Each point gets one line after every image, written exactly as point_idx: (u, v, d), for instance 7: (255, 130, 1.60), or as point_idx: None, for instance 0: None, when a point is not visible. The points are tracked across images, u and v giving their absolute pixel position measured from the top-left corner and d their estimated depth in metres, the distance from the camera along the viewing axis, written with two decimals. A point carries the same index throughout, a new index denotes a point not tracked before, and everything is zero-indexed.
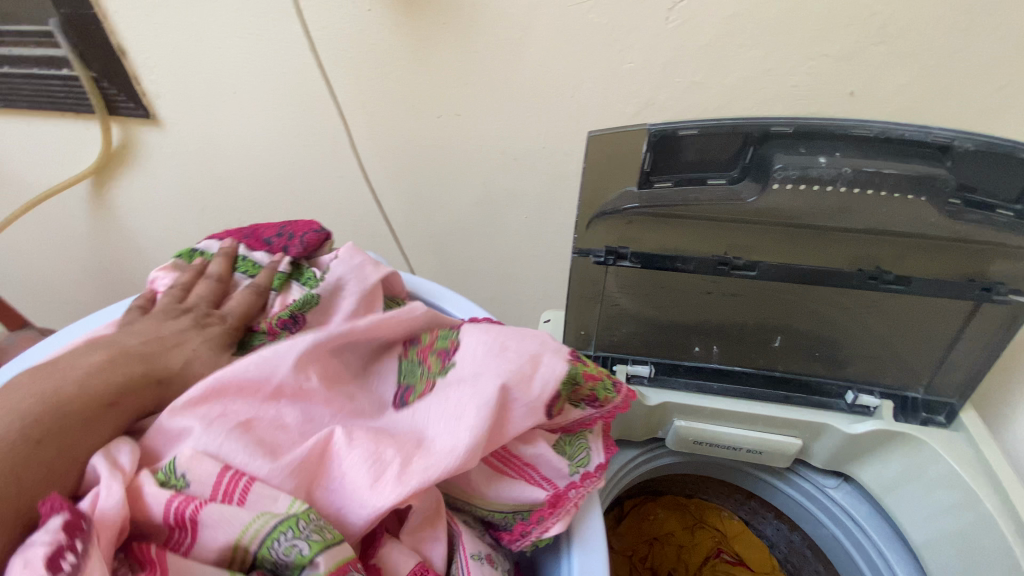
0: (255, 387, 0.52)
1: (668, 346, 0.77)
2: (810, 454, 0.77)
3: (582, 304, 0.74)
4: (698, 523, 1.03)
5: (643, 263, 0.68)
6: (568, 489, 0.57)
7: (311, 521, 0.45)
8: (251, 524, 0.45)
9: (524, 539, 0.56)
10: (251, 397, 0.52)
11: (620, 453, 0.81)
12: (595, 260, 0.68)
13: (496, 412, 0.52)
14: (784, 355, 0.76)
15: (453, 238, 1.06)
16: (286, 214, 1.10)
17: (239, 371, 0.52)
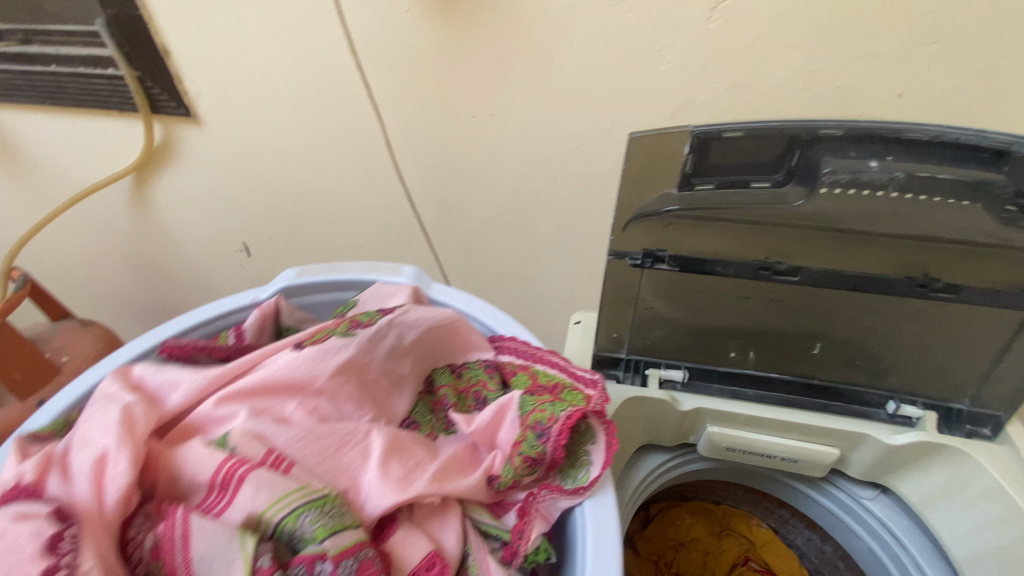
0: (302, 385, 0.63)
1: (702, 350, 0.76)
2: (846, 464, 0.75)
3: (616, 306, 0.73)
4: (725, 530, 1.02)
5: (681, 268, 0.67)
6: (541, 490, 0.61)
7: (331, 506, 0.54)
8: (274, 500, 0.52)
9: (515, 555, 0.59)
10: (292, 391, 0.63)
11: (649, 457, 0.81)
12: (631, 262, 0.68)
13: (504, 424, 0.66)
14: (823, 363, 0.74)
15: (482, 237, 1.07)
16: (320, 211, 1.12)
17: (287, 367, 0.63)
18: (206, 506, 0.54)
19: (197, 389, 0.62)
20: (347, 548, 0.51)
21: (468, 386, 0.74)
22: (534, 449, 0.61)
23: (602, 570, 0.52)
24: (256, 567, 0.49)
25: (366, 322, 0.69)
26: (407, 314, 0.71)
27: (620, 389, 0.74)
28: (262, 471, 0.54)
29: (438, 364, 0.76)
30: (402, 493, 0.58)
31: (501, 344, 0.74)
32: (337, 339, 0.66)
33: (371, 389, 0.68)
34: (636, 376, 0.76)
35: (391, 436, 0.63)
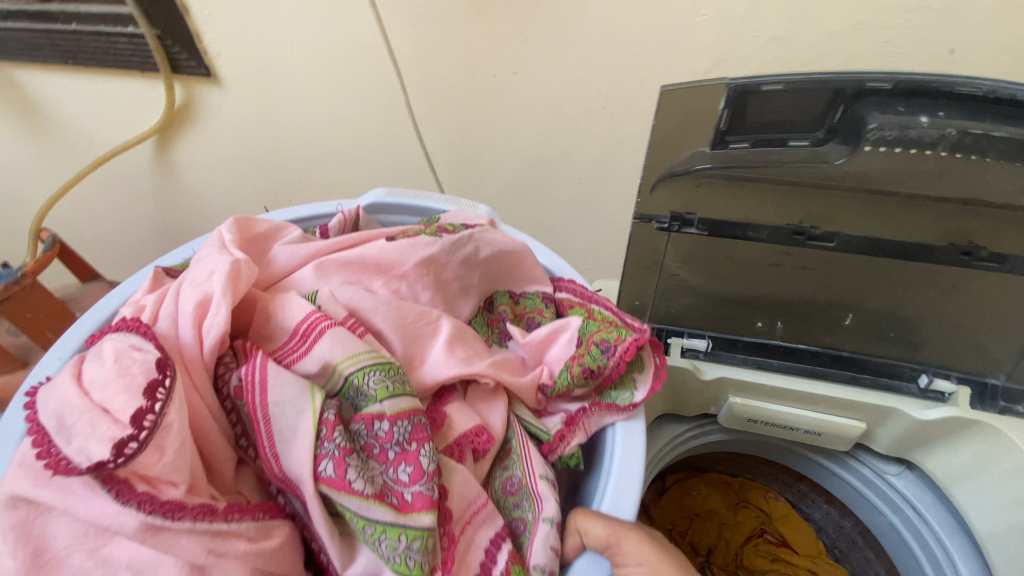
0: (387, 268, 0.65)
1: (727, 320, 0.74)
2: (871, 437, 0.74)
3: (639, 272, 0.72)
4: (741, 502, 1.04)
5: (710, 231, 0.65)
6: (588, 409, 0.63)
7: (395, 373, 0.56)
8: (349, 360, 0.55)
9: (554, 452, 0.62)
10: (380, 270, 0.65)
11: (669, 427, 0.81)
12: (657, 226, 0.65)
13: (559, 343, 0.67)
14: (853, 334, 0.72)
15: (503, 202, 1.05)
16: (340, 174, 1.11)
17: (375, 252, 0.65)
18: (281, 355, 0.57)
19: (310, 254, 0.66)
20: (401, 412, 0.54)
21: (524, 312, 0.73)
22: (596, 363, 0.62)
23: (622, 490, 0.54)
24: (322, 419, 0.52)
25: (450, 230, 0.69)
26: (485, 233, 0.70)
27: None
28: (339, 333, 0.56)
29: (500, 288, 0.75)
30: (457, 367, 0.61)
31: (558, 284, 0.73)
32: (426, 237, 0.67)
33: (447, 289, 0.68)
34: (657, 344, 0.75)
35: (456, 325, 0.64)
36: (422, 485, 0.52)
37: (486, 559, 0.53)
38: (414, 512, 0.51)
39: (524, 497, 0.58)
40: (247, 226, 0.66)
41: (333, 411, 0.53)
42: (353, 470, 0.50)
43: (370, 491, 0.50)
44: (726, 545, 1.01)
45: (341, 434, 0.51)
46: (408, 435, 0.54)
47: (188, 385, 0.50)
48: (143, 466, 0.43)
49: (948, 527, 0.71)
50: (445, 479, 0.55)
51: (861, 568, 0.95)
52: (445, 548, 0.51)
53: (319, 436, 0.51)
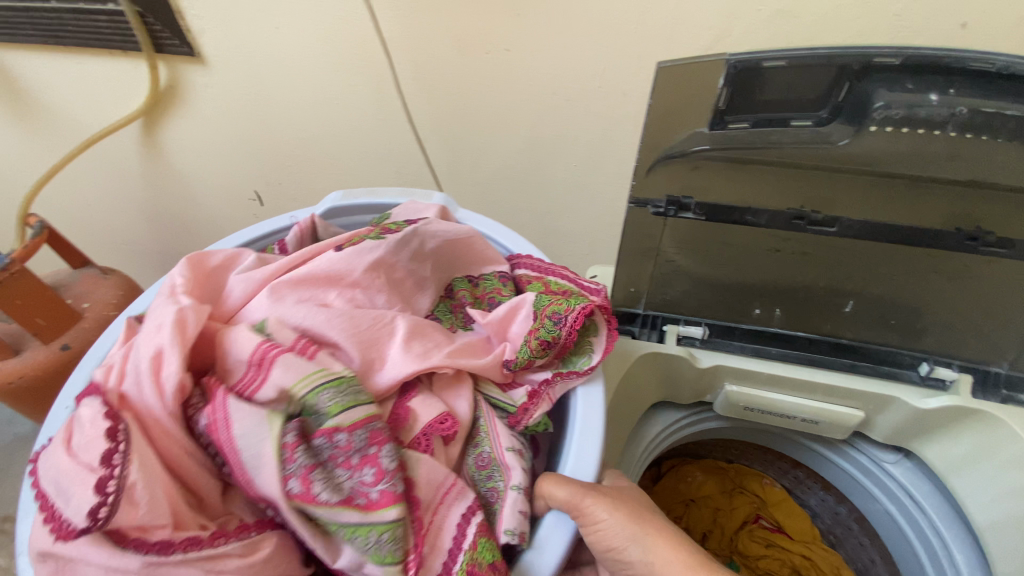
0: (337, 279, 0.66)
1: (725, 306, 0.73)
2: (869, 426, 0.73)
3: (635, 257, 0.70)
4: (737, 488, 1.04)
5: (708, 216, 0.62)
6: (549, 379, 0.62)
7: (347, 387, 0.56)
8: (301, 381, 0.55)
9: (520, 423, 0.62)
10: (332, 284, 0.65)
11: (665, 414, 0.80)
12: (653, 211, 0.63)
13: (517, 317, 0.66)
14: (854, 321, 0.70)
15: (498, 186, 1.02)
16: (331, 157, 1.09)
17: (323, 266, 0.65)
18: (243, 387, 0.55)
19: (263, 278, 0.66)
20: (357, 422, 0.54)
21: (484, 292, 0.74)
22: (550, 334, 0.61)
23: (585, 444, 0.56)
24: (282, 442, 0.52)
25: (394, 230, 0.70)
26: (427, 226, 0.71)
27: (636, 343, 0.71)
28: (290, 359, 0.56)
29: (456, 275, 0.77)
30: (414, 364, 0.61)
31: (517, 262, 0.75)
32: (370, 242, 0.68)
33: (400, 289, 0.70)
34: (652, 332, 0.73)
35: (413, 321, 0.65)
36: (387, 483, 0.52)
37: (456, 535, 0.55)
38: (381, 510, 0.51)
39: (494, 470, 0.59)
40: (200, 264, 0.67)
41: (295, 430, 0.53)
42: (319, 483, 0.51)
43: (337, 501, 0.51)
44: (722, 531, 1.01)
45: (304, 451, 0.52)
46: (364, 441, 0.54)
47: (155, 437, 0.52)
48: (125, 521, 0.46)
49: (946, 515, 0.70)
50: (412, 473, 0.56)
51: (855, 554, 0.95)
52: (416, 537, 0.53)
53: (282, 459, 0.51)
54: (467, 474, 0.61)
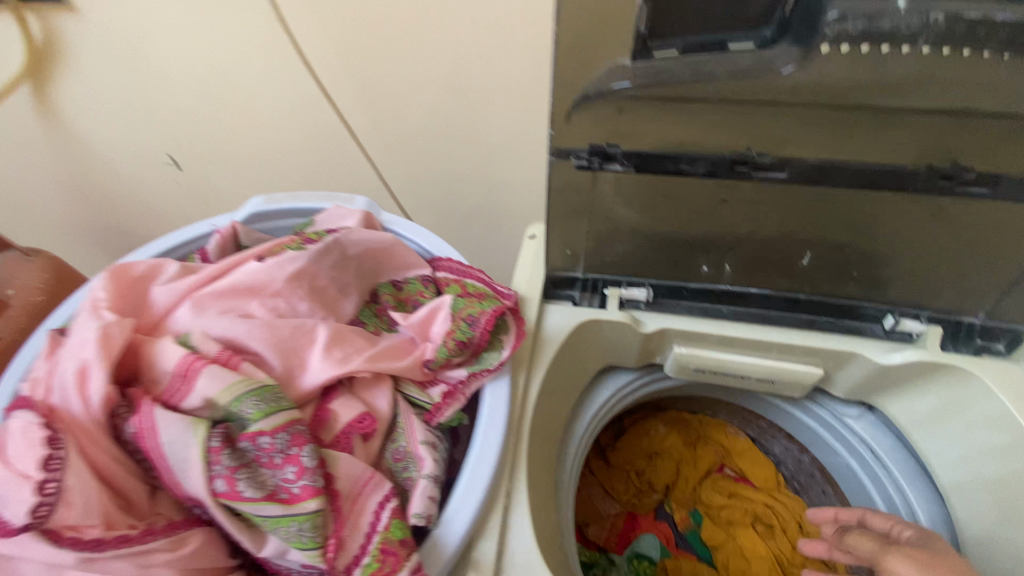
0: (257, 291, 0.56)
1: (670, 264, 0.66)
2: (828, 383, 0.68)
3: (568, 217, 0.60)
4: (701, 439, 1.02)
5: (637, 168, 0.53)
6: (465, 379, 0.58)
7: (272, 393, 0.46)
8: (226, 388, 0.45)
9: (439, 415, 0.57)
10: (254, 295, 0.55)
11: (614, 377, 0.74)
12: (576, 164, 0.53)
13: (437, 320, 0.62)
14: (812, 274, 0.64)
15: (426, 145, 0.92)
16: (236, 115, 0.95)
17: (241, 278, 0.55)
18: (169, 396, 0.46)
19: (185, 290, 0.55)
20: (280, 425, 0.45)
21: (408, 297, 0.66)
22: (466, 334, 0.59)
23: (489, 437, 0.54)
24: (208, 446, 0.43)
25: (315, 240, 0.60)
26: (350, 235, 0.62)
27: (572, 314, 0.65)
28: (214, 367, 0.46)
29: (381, 280, 0.67)
30: (337, 371, 0.53)
31: (436, 265, 0.67)
32: (290, 252, 0.57)
33: (325, 300, 0.59)
34: (594, 297, 0.66)
35: (334, 327, 0.55)
36: (308, 478, 0.44)
37: (375, 518, 0.46)
38: (302, 506, 0.43)
39: (409, 462, 0.52)
40: (126, 271, 0.55)
41: (221, 435, 0.44)
42: (246, 485, 0.43)
43: (260, 496, 0.43)
44: (684, 482, 0.99)
45: (231, 453, 0.43)
46: (290, 442, 0.44)
47: (89, 446, 0.43)
48: (60, 521, 0.39)
49: (910, 473, 0.66)
50: (332, 467, 0.47)
51: (818, 500, 0.94)
52: (336, 523, 0.44)
53: (207, 462, 0.43)
54: (383, 470, 0.53)
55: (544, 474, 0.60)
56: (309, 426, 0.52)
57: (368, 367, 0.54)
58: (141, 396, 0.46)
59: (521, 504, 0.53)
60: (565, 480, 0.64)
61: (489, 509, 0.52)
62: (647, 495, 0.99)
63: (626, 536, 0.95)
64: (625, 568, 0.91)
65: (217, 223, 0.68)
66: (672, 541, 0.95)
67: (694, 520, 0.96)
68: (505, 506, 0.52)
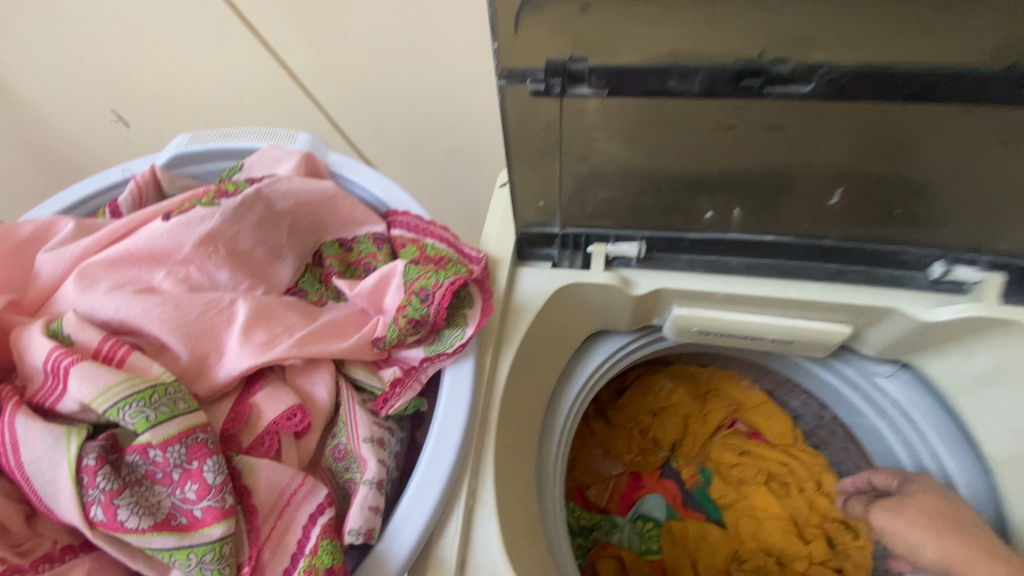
0: (160, 259, 0.46)
1: (667, 210, 0.54)
2: (857, 341, 0.58)
3: (532, 161, 0.49)
4: (711, 393, 0.93)
5: (611, 88, 0.40)
6: (421, 363, 0.50)
7: (166, 395, 0.38)
8: (101, 394, 0.36)
9: (388, 407, 0.48)
10: (156, 265, 0.46)
11: (605, 340, 0.65)
12: (534, 89, 0.40)
13: (390, 289, 0.52)
14: (842, 215, 0.52)
15: (373, 98, 0.77)
16: (151, 58, 0.77)
17: (140, 243, 0.46)
18: (42, 397, 0.38)
19: (74, 258, 0.46)
20: (172, 437, 0.37)
21: (358, 259, 0.56)
22: (419, 312, 0.49)
23: (446, 433, 0.47)
24: (80, 466, 0.35)
25: (231, 191, 0.49)
26: (276, 185, 0.51)
27: (550, 278, 0.55)
28: (87, 363, 0.37)
29: (326, 237, 0.56)
30: (258, 357, 0.45)
31: (393, 220, 0.58)
32: (199, 209, 0.47)
33: (249, 267, 0.50)
34: (576, 255, 0.55)
35: (258, 302, 0.47)
36: (212, 499, 0.37)
37: (303, 537, 0.40)
38: (205, 533, 0.36)
39: (351, 462, 0.45)
40: (8, 234, 0.46)
41: (100, 449, 0.36)
42: (130, 513, 0.35)
43: (149, 525, 0.35)
44: (691, 439, 0.91)
45: (111, 474, 0.35)
46: (187, 455, 0.37)
47: None
48: None
49: (949, 438, 0.57)
50: (248, 479, 0.40)
51: (840, 457, 0.86)
52: (252, 546, 0.39)
53: (80, 485, 0.35)
54: (323, 470, 0.46)
55: (518, 459, 0.53)
56: (225, 426, 0.44)
57: (298, 352, 0.46)
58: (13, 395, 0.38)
59: (486, 505, 0.46)
60: (550, 464, 0.59)
61: (444, 511, 0.45)
62: (652, 454, 0.91)
63: (629, 498, 0.89)
64: (628, 532, 0.85)
65: (132, 168, 0.56)
66: (679, 501, 0.88)
67: (703, 478, 0.89)
68: (468, 507, 0.46)
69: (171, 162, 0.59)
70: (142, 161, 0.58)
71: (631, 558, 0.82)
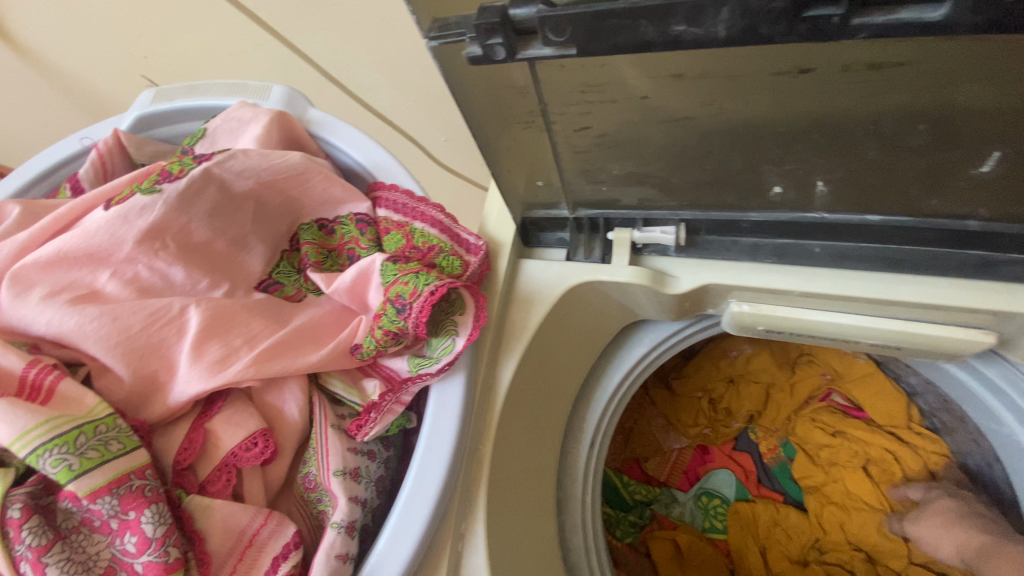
0: (99, 260, 0.35)
1: (714, 184, 0.39)
2: (1002, 347, 0.40)
3: (517, 133, 0.36)
4: (802, 357, 0.67)
5: (579, 47, 0.24)
6: (406, 380, 0.38)
7: (99, 434, 0.31)
8: (20, 436, 0.29)
9: (369, 426, 0.37)
10: (96, 268, 0.35)
11: (646, 329, 0.53)
12: (472, 57, 0.26)
13: (373, 285, 0.38)
14: (986, 189, 0.35)
15: (352, 71, 0.64)
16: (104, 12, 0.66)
17: (72, 240, 0.35)
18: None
19: (12, 255, 0.37)
20: (101, 488, 0.29)
21: (341, 245, 0.41)
22: (396, 323, 0.36)
23: (429, 465, 0.37)
24: (4, 519, 0.29)
25: (176, 172, 0.36)
26: (231, 161, 0.38)
27: (564, 271, 0.43)
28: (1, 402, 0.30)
29: (303, 218, 0.42)
30: (211, 381, 0.34)
31: (377, 195, 0.42)
32: (137, 198, 0.36)
33: (211, 263, 0.38)
34: (595, 241, 0.43)
35: (214, 308, 0.36)
36: (153, 553, 0.30)
37: None
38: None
39: (323, 494, 0.36)
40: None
41: (28, 496, 0.30)
42: (59, 569, 0.29)
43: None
44: (774, 414, 0.67)
45: (38, 526, 0.29)
46: (120, 506, 0.30)
47: None
48: None
49: None
50: (201, 523, 0.33)
51: (969, 449, 0.57)
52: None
53: (7, 542, 0.29)
54: (295, 498, 0.38)
55: (528, 479, 0.47)
56: (176, 458, 0.35)
57: (257, 374, 0.35)
58: None
59: (478, 549, 0.39)
60: (578, 480, 0.52)
61: (431, 549, 0.38)
62: (724, 422, 0.68)
63: (693, 472, 0.68)
64: (689, 507, 0.67)
65: (92, 135, 0.48)
66: (753, 479, 0.66)
67: (788, 453, 0.66)
68: (456, 552, 0.39)
69: (135, 125, 0.49)
70: (102, 126, 0.49)
71: (689, 541, 0.64)
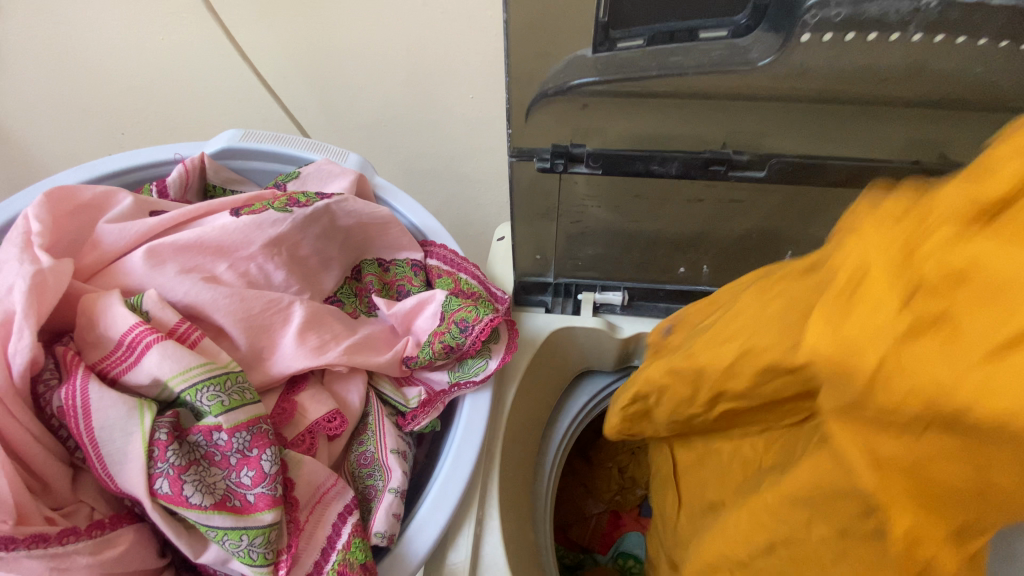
0: (225, 253, 0.45)
1: (644, 265, 0.62)
2: None
3: (534, 221, 0.56)
4: None
5: (604, 169, 0.47)
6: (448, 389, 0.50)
7: (240, 381, 0.39)
8: (186, 369, 0.37)
9: (416, 421, 0.49)
10: (222, 258, 0.45)
11: (589, 379, 0.69)
12: (539, 166, 0.47)
13: (428, 314, 0.51)
14: None
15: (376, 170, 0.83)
16: (150, 97, 0.79)
17: (209, 236, 0.44)
18: (109, 365, 0.38)
19: (141, 233, 0.44)
20: (241, 423, 0.37)
21: (394, 280, 0.54)
22: (455, 339, 0.49)
23: (462, 457, 0.48)
24: (152, 439, 0.35)
25: (303, 201, 0.48)
26: (346, 203, 0.50)
27: (550, 319, 0.60)
28: (170, 343, 0.37)
29: (366, 255, 0.55)
30: (313, 361, 0.45)
31: (428, 250, 0.55)
32: (271, 212, 0.46)
33: (305, 275, 0.49)
34: (567, 302, 0.62)
35: (312, 306, 0.46)
36: (266, 486, 0.37)
37: (334, 533, 0.40)
38: (258, 518, 0.37)
39: (375, 470, 0.46)
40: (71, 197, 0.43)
41: (169, 425, 0.36)
42: (193, 485, 0.35)
43: (209, 504, 0.35)
44: None
45: (179, 449, 0.36)
46: (250, 442, 0.37)
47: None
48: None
49: None
50: (294, 472, 0.41)
51: None
52: (291, 537, 0.39)
53: (150, 458, 0.35)
54: (344, 473, 0.46)
55: (517, 489, 0.57)
56: (272, 419, 0.44)
57: (347, 360, 0.46)
58: (77, 362, 0.37)
59: (493, 531, 0.48)
60: (542, 506, 0.62)
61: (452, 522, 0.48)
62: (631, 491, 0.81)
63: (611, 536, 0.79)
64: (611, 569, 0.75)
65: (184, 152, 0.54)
66: None
67: None
68: (474, 534, 0.48)
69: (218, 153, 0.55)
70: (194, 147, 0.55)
71: None
